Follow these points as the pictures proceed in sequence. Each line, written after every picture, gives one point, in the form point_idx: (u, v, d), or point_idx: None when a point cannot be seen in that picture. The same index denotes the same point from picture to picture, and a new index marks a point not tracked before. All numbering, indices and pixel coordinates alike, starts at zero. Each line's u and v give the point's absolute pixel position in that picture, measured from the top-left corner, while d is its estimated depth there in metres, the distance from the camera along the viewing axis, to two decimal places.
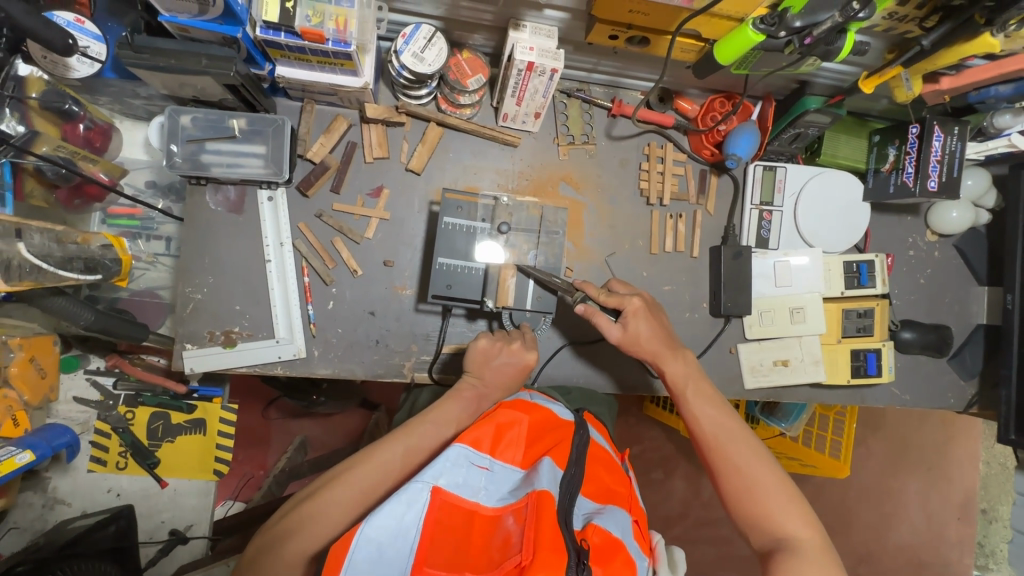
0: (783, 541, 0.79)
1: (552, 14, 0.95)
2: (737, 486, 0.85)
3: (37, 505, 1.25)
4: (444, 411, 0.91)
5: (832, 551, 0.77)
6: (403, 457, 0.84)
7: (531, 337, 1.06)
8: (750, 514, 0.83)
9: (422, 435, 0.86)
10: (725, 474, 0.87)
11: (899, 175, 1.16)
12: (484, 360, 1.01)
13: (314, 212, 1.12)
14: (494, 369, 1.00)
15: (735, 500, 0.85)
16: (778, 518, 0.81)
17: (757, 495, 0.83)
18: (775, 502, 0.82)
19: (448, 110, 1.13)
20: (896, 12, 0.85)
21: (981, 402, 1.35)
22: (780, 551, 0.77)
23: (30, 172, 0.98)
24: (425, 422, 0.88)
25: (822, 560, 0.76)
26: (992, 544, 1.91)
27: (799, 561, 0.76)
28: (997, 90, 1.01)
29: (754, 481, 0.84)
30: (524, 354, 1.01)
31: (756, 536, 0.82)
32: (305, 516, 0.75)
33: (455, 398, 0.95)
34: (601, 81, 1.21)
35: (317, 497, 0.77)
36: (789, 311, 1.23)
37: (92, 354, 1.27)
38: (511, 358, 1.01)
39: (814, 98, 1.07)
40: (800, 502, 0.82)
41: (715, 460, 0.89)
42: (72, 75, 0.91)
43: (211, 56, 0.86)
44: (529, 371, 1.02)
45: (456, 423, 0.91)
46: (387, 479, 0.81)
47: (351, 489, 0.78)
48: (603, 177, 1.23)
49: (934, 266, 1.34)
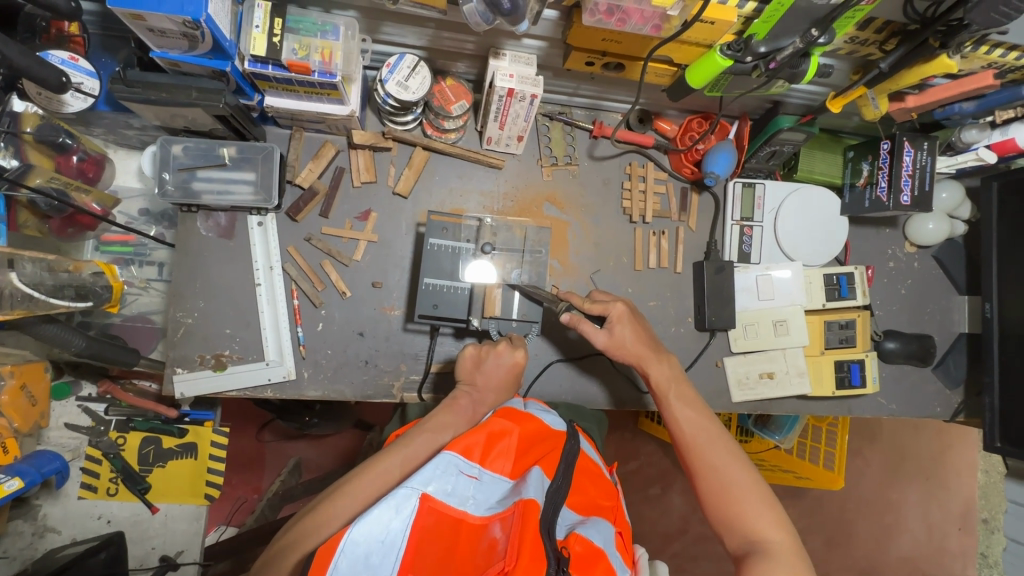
0: (756, 543, 0.80)
1: (529, 43, 0.99)
2: (714, 488, 0.86)
3: (27, 533, 1.24)
4: (439, 420, 0.93)
5: (804, 555, 0.78)
6: (398, 468, 0.85)
7: (521, 337, 1.06)
8: (726, 516, 0.84)
9: (416, 446, 0.87)
10: (703, 475, 0.88)
11: (873, 190, 1.19)
12: (475, 365, 1.03)
13: (303, 235, 1.15)
14: (485, 372, 1.01)
15: (711, 501, 0.86)
16: (753, 520, 0.82)
17: (732, 497, 0.84)
18: (750, 504, 0.83)
19: (434, 134, 1.17)
20: (857, 36, 0.89)
21: (967, 410, 1.36)
22: (754, 554, 0.78)
23: (25, 204, 1.00)
24: (420, 431, 0.90)
25: (793, 562, 0.77)
26: (994, 555, 1.95)
27: (771, 562, 0.76)
28: (961, 107, 1.04)
29: (730, 483, 0.85)
30: (512, 353, 1.02)
31: (731, 538, 0.83)
32: (302, 530, 0.77)
33: (452, 407, 0.97)
34: (583, 104, 1.25)
35: (315, 509, 0.79)
36: (772, 324, 1.25)
37: (84, 380, 1.28)
38: (499, 359, 1.02)
39: (786, 117, 1.11)
40: (775, 506, 0.83)
41: (694, 462, 0.90)
42: (67, 110, 0.93)
43: (202, 89, 0.90)
44: (520, 370, 1.03)
45: (452, 429, 0.93)
46: (380, 487, 0.82)
47: (349, 499, 0.80)
48: (585, 197, 1.26)
49: (915, 277, 1.37)
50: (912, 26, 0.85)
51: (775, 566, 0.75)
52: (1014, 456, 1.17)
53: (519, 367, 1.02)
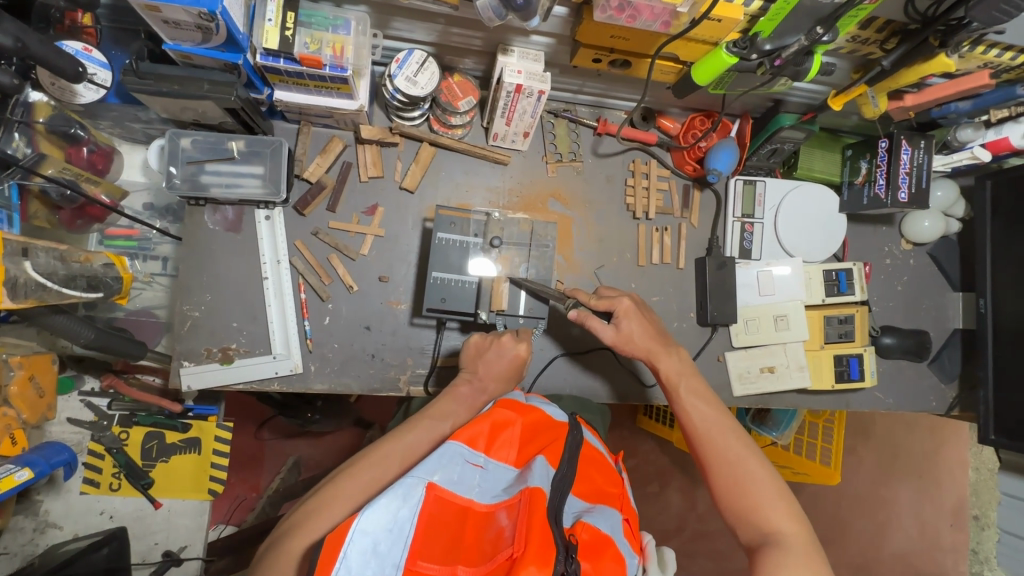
0: (770, 535, 0.81)
1: (538, 39, 1.01)
2: (727, 480, 0.88)
3: (28, 529, 1.23)
4: (439, 408, 0.95)
5: (817, 546, 0.80)
6: (401, 458, 0.86)
7: (526, 331, 1.07)
8: (739, 508, 0.85)
9: (417, 436, 0.89)
10: (716, 467, 0.90)
11: (871, 187, 1.21)
12: (477, 354, 1.04)
13: (310, 229, 1.16)
14: (487, 362, 1.02)
15: (725, 493, 0.87)
16: (766, 512, 0.83)
17: (746, 489, 0.86)
18: (763, 497, 0.84)
19: (441, 130, 1.18)
20: (859, 35, 0.91)
21: (961, 404, 1.39)
22: (768, 546, 0.80)
23: (35, 194, 1.00)
24: (421, 419, 0.92)
25: (808, 553, 0.78)
26: (986, 551, 1.88)
27: (785, 554, 0.78)
28: (957, 106, 1.07)
29: (744, 475, 0.87)
30: (515, 346, 1.03)
31: (745, 530, 0.84)
32: (306, 512, 0.77)
33: (451, 396, 0.98)
34: (587, 102, 1.27)
35: (326, 488, 0.81)
36: (773, 319, 1.27)
37: (87, 375, 1.28)
38: (502, 351, 1.03)
39: (788, 115, 1.13)
40: (787, 498, 0.85)
41: (706, 454, 0.92)
42: (79, 100, 0.94)
43: (213, 82, 0.91)
44: (524, 363, 1.04)
45: (452, 418, 0.95)
46: (384, 474, 0.83)
47: (354, 484, 0.81)
48: (590, 193, 1.28)
49: (910, 274, 1.40)
50: (912, 25, 0.88)
51: (791, 557, 0.77)
52: (1008, 448, 1.19)
53: (521, 360, 1.03)
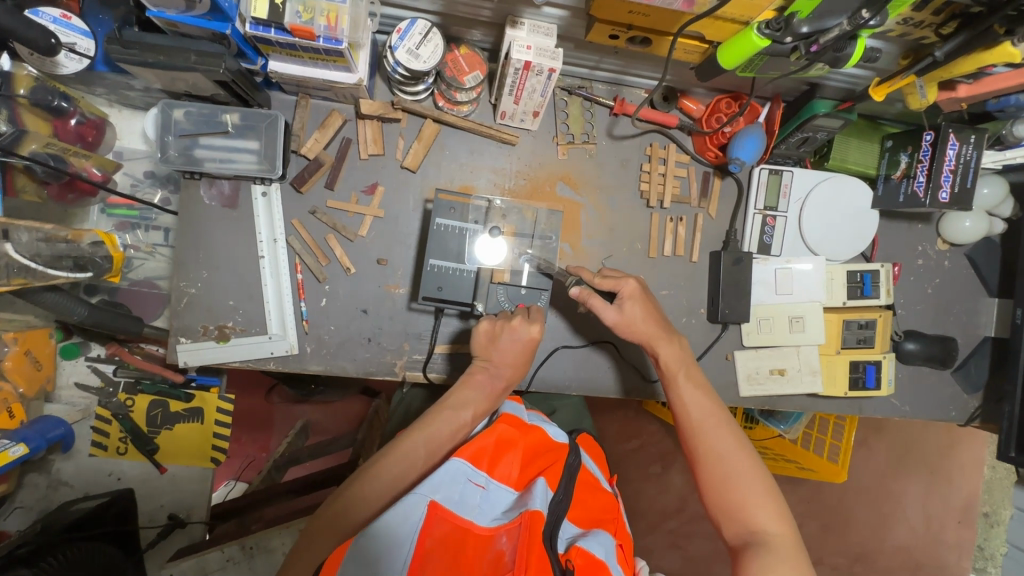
0: (756, 534, 0.81)
1: (550, 11, 0.92)
2: (716, 476, 0.86)
3: (42, 486, 1.28)
4: (458, 398, 0.92)
5: (803, 548, 0.79)
6: (422, 455, 0.85)
7: (538, 312, 1.01)
8: (727, 505, 0.84)
9: (435, 429, 0.87)
10: (706, 461, 0.88)
11: (910, 183, 1.11)
12: (490, 342, 0.98)
13: (308, 208, 1.12)
14: (501, 349, 0.97)
15: (712, 489, 0.86)
16: (754, 511, 0.82)
17: (734, 486, 0.85)
18: (752, 496, 0.83)
19: (445, 107, 1.11)
20: (911, 17, 0.80)
21: (983, 416, 1.31)
22: (752, 547, 0.79)
23: (21, 169, 0.97)
24: (439, 411, 0.89)
25: (792, 553, 0.78)
26: (991, 548, 1.96)
27: (770, 556, 0.77)
28: (1018, 99, 0.95)
29: (734, 472, 0.86)
30: (528, 327, 0.97)
31: (730, 527, 0.84)
32: (334, 512, 0.78)
33: (468, 384, 0.95)
34: (604, 78, 1.18)
35: (342, 494, 0.79)
36: (788, 320, 1.21)
37: (92, 342, 1.29)
38: (515, 335, 0.97)
39: (824, 102, 1.02)
40: (778, 499, 0.83)
41: (696, 445, 0.90)
42: (61, 71, 0.90)
43: (201, 53, 0.85)
44: (536, 346, 0.98)
45: (472, 407, 0.92)
46: (405, 474, 0.82)
47: (373, 485, 0.80)
48: (602, 178, 1.21)
49: (943, 276, 1.31)
50: (975, 8, 0.76)
51: (774, 559, 0.77)
52: None
53: (535, 344, 0.97)
